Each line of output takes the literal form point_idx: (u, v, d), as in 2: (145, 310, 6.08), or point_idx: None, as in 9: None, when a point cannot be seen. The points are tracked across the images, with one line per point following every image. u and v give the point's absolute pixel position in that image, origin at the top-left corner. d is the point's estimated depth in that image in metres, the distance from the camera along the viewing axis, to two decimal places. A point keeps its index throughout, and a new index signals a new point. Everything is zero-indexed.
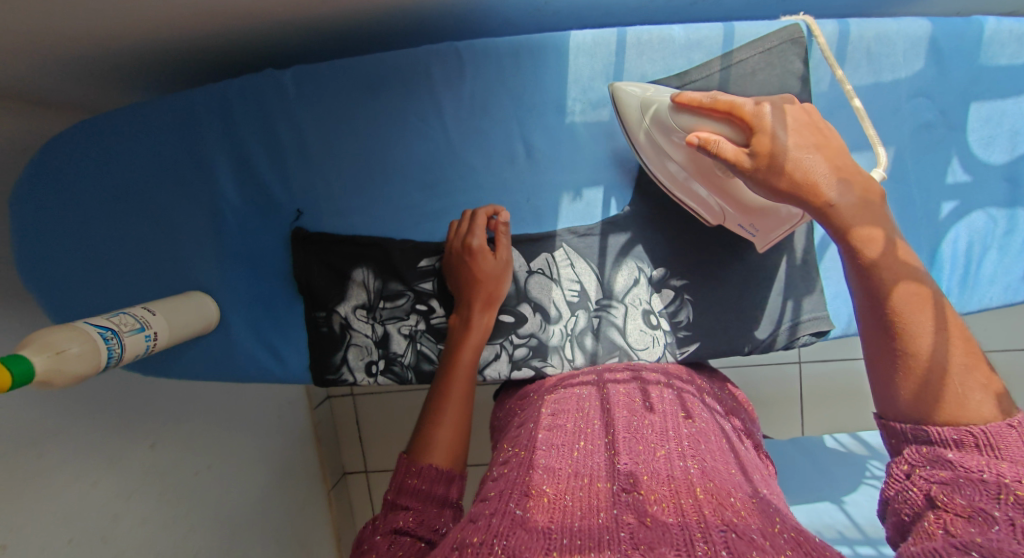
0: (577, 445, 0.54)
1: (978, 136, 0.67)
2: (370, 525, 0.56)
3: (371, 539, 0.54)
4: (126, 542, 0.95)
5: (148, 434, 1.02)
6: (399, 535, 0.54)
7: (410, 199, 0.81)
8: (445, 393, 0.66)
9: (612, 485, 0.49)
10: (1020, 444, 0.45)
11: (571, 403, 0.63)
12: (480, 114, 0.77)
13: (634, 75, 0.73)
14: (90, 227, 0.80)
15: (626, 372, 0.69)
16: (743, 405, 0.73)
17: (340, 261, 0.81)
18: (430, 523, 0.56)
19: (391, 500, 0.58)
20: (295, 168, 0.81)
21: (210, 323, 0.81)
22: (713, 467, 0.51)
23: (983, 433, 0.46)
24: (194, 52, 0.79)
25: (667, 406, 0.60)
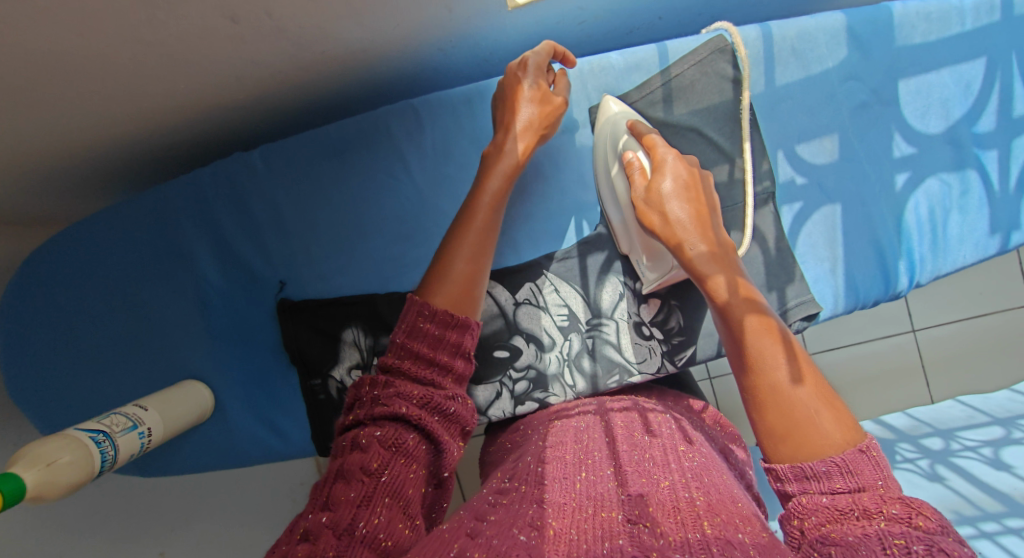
0: (578, 480, 0.52)
1: (913, 108, 0.70)
2: (369, 394, 0.50)
3: (371, 433, 0.48)
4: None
5: (158, 542, 0.99)
6: (401, 425, 0.48)
7: (390, 252, 0.82)
8: (461, 240, 0.60)
9: (618, 514, 0.46)
10: (872, 467, 0.43)
11: (569, 437, 0.63)
12: (446, 160, 0.80)
13: (583, 104, 0.76)
14: (75, 333, 0.80)
15: (628, 401, 0.71)
16: (736, 441, 0.73)
17: (329, 325, 0.82)
18: (434, 406, 0.50)
19: (402, 342, 0.52)
20: (273, 241, 0.82)
21: (205, 410, 0.80)
22: (719, 499, 0.48)
23: (842, 462, 0.43)
24: (164, 150, 0.82)
25: (663, 439, 0.58)
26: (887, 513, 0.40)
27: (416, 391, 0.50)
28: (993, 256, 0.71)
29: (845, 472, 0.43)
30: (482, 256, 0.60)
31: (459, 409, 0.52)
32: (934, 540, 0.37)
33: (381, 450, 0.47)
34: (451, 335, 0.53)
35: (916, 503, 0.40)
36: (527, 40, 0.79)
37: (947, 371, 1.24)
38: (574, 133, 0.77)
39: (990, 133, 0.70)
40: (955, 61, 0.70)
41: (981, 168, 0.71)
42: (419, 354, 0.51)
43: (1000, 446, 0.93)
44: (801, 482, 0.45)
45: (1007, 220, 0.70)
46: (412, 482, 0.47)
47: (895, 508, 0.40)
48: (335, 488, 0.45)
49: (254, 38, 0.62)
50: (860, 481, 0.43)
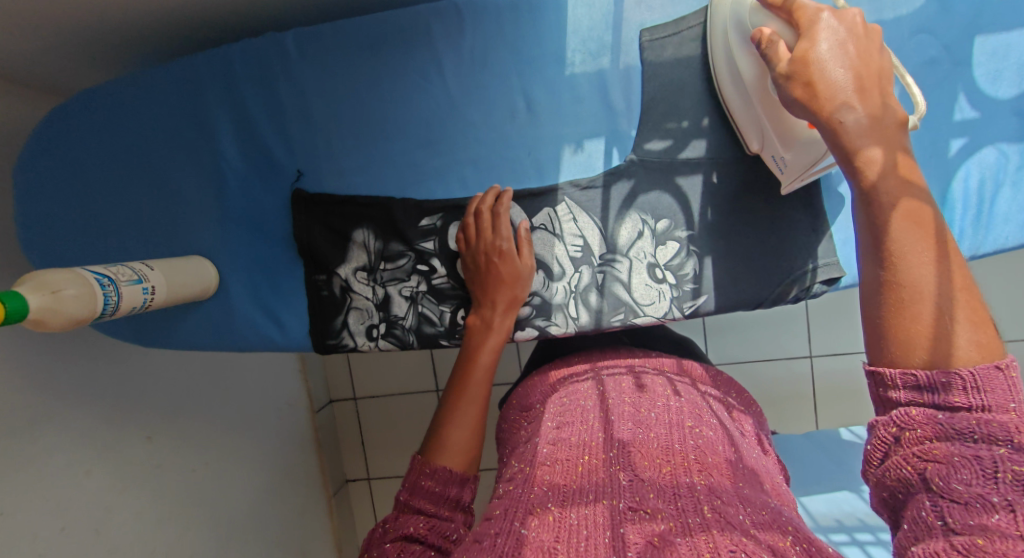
0: (579, 460, 0.52)
1: (984, 71, 0.63)
2: (382, 529, 0.61)
3: (384, 548, 0.59)
4: (120, 538, 0.92)
5: (145, 426, 1.00)
6: (410, 542, 0.59)
7: (411, 157, 0.80)
8: (458, 411, 0.69)
9: (617, 502, 0.46)
10: (1003, 388, 0.42)
11: (577, 414, 0.60)
12: (481, 68, 0.76)
13: (633, 24, 0.72)
14: (91, 194, 0.80)
15: (622, 365, 0.74)
16: (753, 407, 0.74)
17: (342, 222, 0.81)
18: (437, 531, 0.60)
19: (405, 501, 0.63)
20: (297, 129, 0.81)
21: (209, 287, 0.80)
22: (719, 482, 0.49)
23: (972, 377, 0.42)
24: (201, 23, 0.80)
25: (670, 417, 0.57)
26: (1014, 443, 0.39)
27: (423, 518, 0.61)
28: None
29: (971, 389, 0.42)
30: (481, 427, 0.69)
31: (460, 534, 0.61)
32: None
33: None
34: (449, 488, 0.63)
35: None
36: None
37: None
38: (619, 55, 0.73)
39: None
40: None
41: None
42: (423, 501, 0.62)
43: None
44: (915, 393, 0.44)
45: None
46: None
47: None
48: None
49: None
50: (986, 400, 0.42)
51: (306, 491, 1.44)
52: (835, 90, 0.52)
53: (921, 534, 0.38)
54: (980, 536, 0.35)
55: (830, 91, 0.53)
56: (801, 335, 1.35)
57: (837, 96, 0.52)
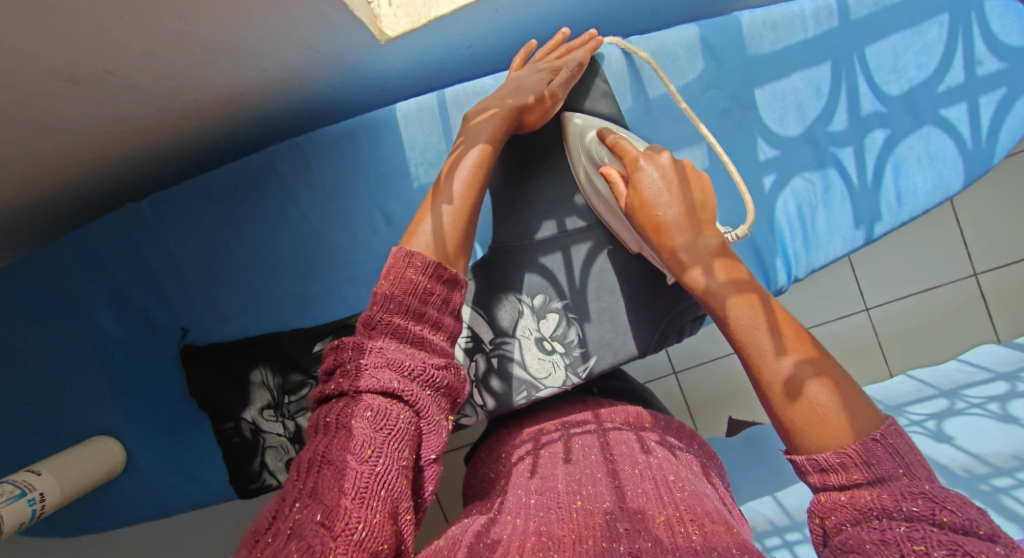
0: (574, 509, 0.52)
1: (770, 113, 0.70)
2: (352, 364, 0.47)
3: (358, 411, 0.44)
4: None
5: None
6: (390, 398, 0.45)
7: (291, 289, 0.82)
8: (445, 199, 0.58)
9: (619, 547, 0.45)
10: (889, 456, 0.42)
11: (555, 468, 0.61)
12: (336, 194, 0.80)
13: (462, 130, 0.77)
14: None
15: (528, 438, 0.72)
16: (712, 458, 0.72)
17: (235, 367, 0.82)
18: (421, 379, 0.47)
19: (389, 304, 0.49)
20: (172, 290, 0.82)
21: (115, 466, 0.80)
22: (713, 531, 0.47)
23: (858, 452, 0.42)
24: (57, 212, 0.82)
25: (654, 472, 0.57)
26: (906, 512, 0.39)
27: (409, 362, 0.47)
28: (861, 246, 0.72)
29: (863, 464, 0.42)
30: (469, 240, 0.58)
31: (449, 379, 0.49)
32: (957, 543, 0.35)
33: (371, 429, 0.43)
34: (436, 292, 0.51)
35: (935, 497, 0.39)
36: (412, 71, 0.80)
37: (903, 346, 1.25)
38: None
39: (846, 130, 0.70)
40: (807, 66, 0.70)
41: (840, 165, 0.71)
42: (402, 326, 0.48)
43: (1007, 400, 0.92)
44: (823, 480, 0.43)
45: (870, 210, 0.71)
46: (403, 469, 0.43)
47: (915, 505, 0.39)
48: (323, 477, 0.41)
49: (107, 97, 0.62)
50: (878, 472, 0.41)
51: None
52: (663, 230, 0.55)
53: None
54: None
55: (660, 233, 0.56)
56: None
57: (666, 237, 0.55)
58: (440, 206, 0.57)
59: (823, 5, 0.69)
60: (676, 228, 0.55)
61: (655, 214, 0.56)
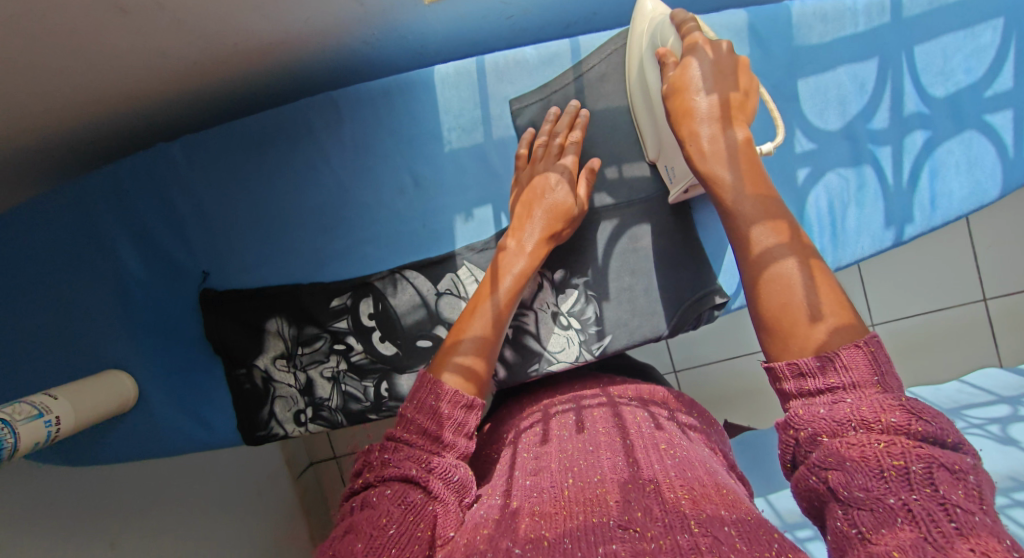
0: (564, 488, 0.52)
1: (811, 105, 0.70)
2: (378, 459, 0.52)
3: (381, 492, 0.49)
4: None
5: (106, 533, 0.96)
6: (411, 487, 0.50)
7: (313, 243, 0.82)
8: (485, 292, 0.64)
9: (609, 520, 0.46)
10: (867, 364, 0.42)
11: (555, 445, 0.61)
12: (365, 152, 0.79)
13: (498, 97, 0.76)
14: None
15: (538, 411, 0.72)
16: (713, 424, 0.73)
17: (253, 316, 0.83)
18: (439, 471, 0.51)
19: (412, 415, 0.54)
20: (196, 234, 0.82)
21: (127, 401, 0.80)
22: (703, 494, 0.49)
23: (843, 364, 0.42)
24: (88, 146, 0.82)
25: (648, 440, 0.58)
26: (883, 422, 0.39)
27: (426, 456, 0.52)
28: (889, 247, 0.72)
29: (839, 370, 0.42)
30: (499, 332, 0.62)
31: (462, 476, 0.53)
32: (935, 457, 0.36)
33: (389, 506, 0.48)
34: (457, 408, 0.56)
35: (913, 407, 0.39)
36: (453, 34, 0.80)
37: (907, 362, 1.25)
38: (489, 126, 0.76)
39: (886, 129, 0.70)
40: (852, 61, 0.69)
41: (876, 163, 0.70)
42: (425, 426, 0.53)
43: (1008, 423, 0.92)
44: (801, 392, 0.43)
45: (902, 213, 0.71)
46: (417, 540, 0.46)
47: (893, 415, 0.39)
48: (344, 541, 0.45)
49: (152, 30, 0.62)
50: (853, 378, 0.41)
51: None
52: (693, 115, 0.56)
53: (842, 546, 0.37)
54: (896, 548, 0.33)
55: (690, 117, 0.56)
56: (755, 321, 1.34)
57: (693, 121, 0.56)
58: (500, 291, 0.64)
59: None
60: (708, 112, 0.55)
61: (692, 97, 0.56)
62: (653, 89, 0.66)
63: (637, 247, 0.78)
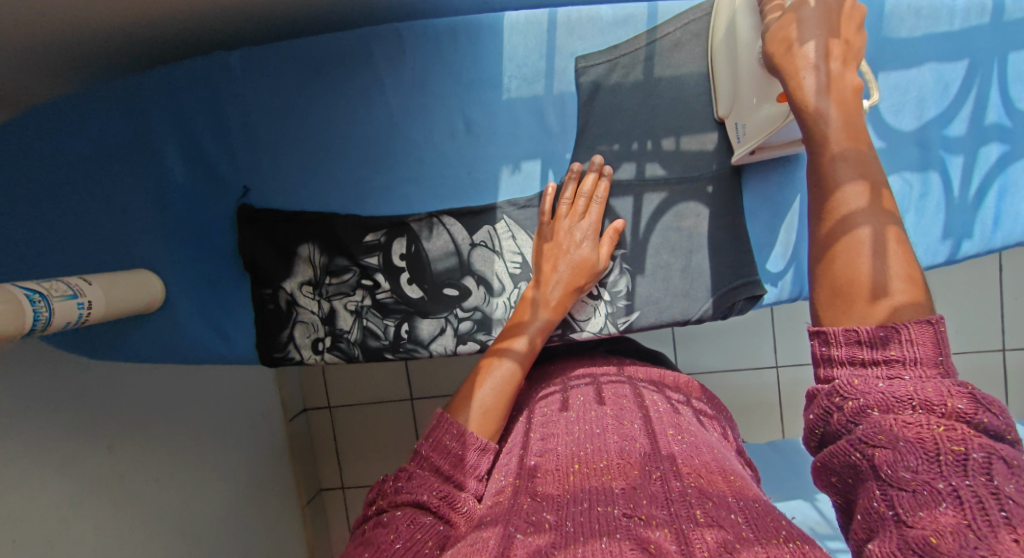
0: (570, 471, 0.58)
1: (888, 103, 0.67)
2: (391, 488, 0.59)
3: (394, 513, 0.56)
4: (76, 549, 0.90)
5: (105, 437, 0.99)
6: (421, 511, 0.57)
7: (356, 175, 0.82)
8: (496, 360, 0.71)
9: (612, 509, 0.51)
10: (933, 347, 0.43)
11: (560, 426, 0.68)
12: (423, 91, 0.78)
13: (565, 52, 0.74)
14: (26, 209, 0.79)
15: (557, 385, 0.81)
16: (722, 410, 0.83)
17: (287, 239, 0.83)
18: (448, 500, 0.58)
19: (425, 454, 0.62)
20: (242, 148, 0.82)
21: (154, 302, 0.81)
22: (710, 481, 0.54)
23: (908, 337, 0.43)
24: (145, 42, 0.80)
25: (650, 427, 0.64)
26: (948, 407, 0.40)
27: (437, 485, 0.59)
28: (941, 263, 0.70)
29: (902, 344, 0.43)
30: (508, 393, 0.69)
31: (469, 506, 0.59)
32: (993, 449, 0.37)
33: (400, 524, 0.54)
34: (467, 452, 0.62)
35: (980, 397, 0.39)
36: None
37: None
38: (552, 80, 0.75)
39: (962, 138, 0.67)
40: (939, 60, 0.66)
41: (944, 171, 0.68)
42: (438, 464, 0.61)
43: None
44: (859, 361, 0.45)
45: (961, 227, 0.68)
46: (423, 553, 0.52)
47: (959, 403, 0.40)
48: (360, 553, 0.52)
49: None
50: (916, 355, 0.43)
51: (277, 503, 1.44)
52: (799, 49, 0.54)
53: (875, 523, 0.38)
54: (934, 533, 0.34)
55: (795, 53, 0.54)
56: (768, 344, 1.40)
57: (798, 57, 0.54)
58: (507, 365, 0.70)
59: (977, 2, 0.65)
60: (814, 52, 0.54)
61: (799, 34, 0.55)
62: (744, 32, 0.63)
63: (680, 226, 0.76)
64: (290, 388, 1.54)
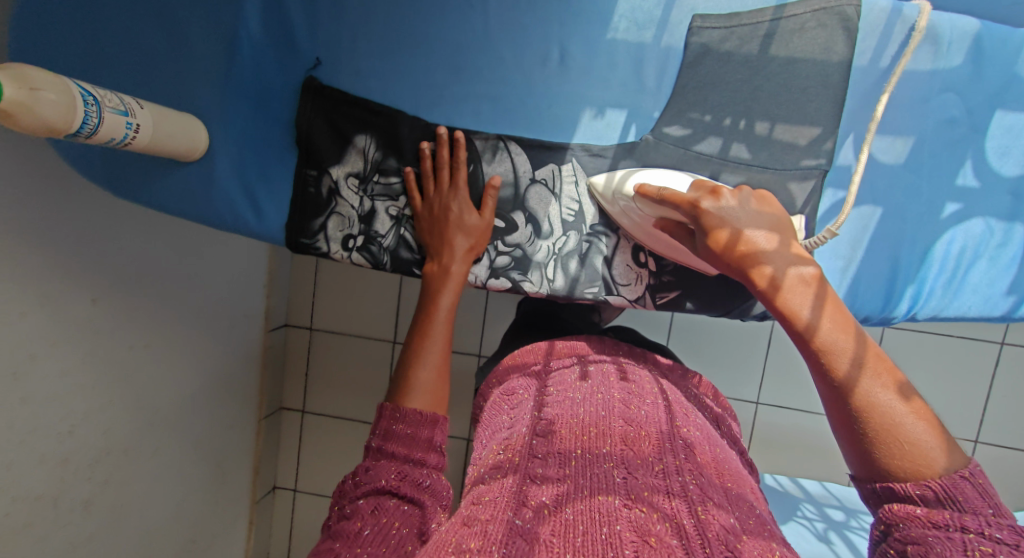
0: (572, 456, 0.55)
1: (995, 143, 0.70)
2: (350, 485, 0.55)
3: (356, 504, 0.52)
4: (37, 389, 0.87)
5: (92, 287, 0.94)
6: (384, 497, 0.53)
7: (435, 79, 0.78)
8: (424, 345, 0.68)
9: (614, 499, 0.49)
10: (976, 494, 0.44)
11: (563, 407, 0.63)
12: (527, 9, 0.74)
13: (685, 6, 0.71)
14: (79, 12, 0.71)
15: (572, 357, 0.78)
16: (727, 408, 0.80)
17: (346, 124, 0.79)
18: (410, 479, 0.55)
19: (378, 446, 0.58)
20: (326, 18, 0.78)
21: (194, 150, 0.76)
22: (710, 483, 0.53)
23: (943, 487, 0.45)
24: None
25: (660, 415, 0.62)
26: (987, 534, 0.41)
27: (395, 469, 0.56)
28: (995, 317, 0.73)
29: (947, 500, 0.44)
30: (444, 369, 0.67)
31: (434, 482, 0.56)
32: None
33: (365, 514, 0.51)
34: (422, 432, 0.60)
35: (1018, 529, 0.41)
36: None
37: None
38: (663, 32, 0.72)
39: None
40: None
41: None
42: (394, 452, 0.58)
43: None
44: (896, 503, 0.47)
45: None
46: (391, 535, 0.49)
47: (998, 532, 0.41)
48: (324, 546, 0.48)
49: None
50: (963, 506, 0.44)
51: (237, 403, 1.41)
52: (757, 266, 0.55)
53: None
54: None
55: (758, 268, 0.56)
56: (756, 377, 1.40)
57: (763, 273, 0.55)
58: (425, 358, 0.67)
59: None
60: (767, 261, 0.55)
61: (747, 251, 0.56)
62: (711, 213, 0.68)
63: None
64: (279, 296, 1.49)
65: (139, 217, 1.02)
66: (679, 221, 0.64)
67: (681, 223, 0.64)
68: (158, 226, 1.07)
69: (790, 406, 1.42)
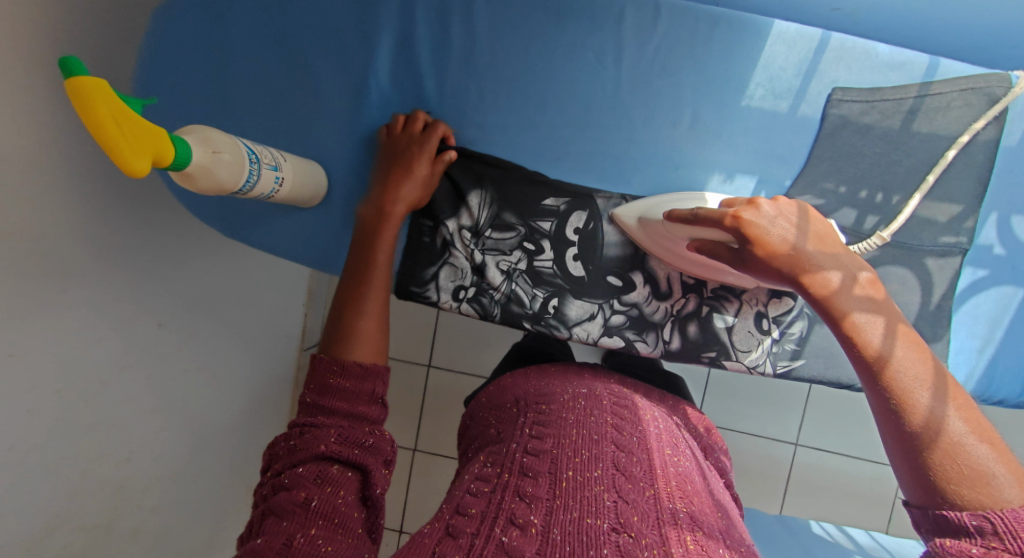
0: (563, 477, 0.51)
1: None
2: (285, 448, 0.52)
3: (295, 473, 0.49)
4: (103, 417, 0.79)
5: (160, 312, 0.87)
6: (326, 463, 0.50)
7: (561, 137, 0.77)
8: (364, 295, 0.64)
9: (603, 522, 0.47)
10: None
11: (556, 423, 0.58)
12: (661, 73, 0.73)
13: (826, 77, 0.71)
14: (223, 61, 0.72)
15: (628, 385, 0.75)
16: (715, 438, 0.76)
17: (463, 178, 0.77)
18: (353, 440, 0.52)
19: (311, 401, 0.55)
20: (455, 72, 0.75)
21: (317, 196, 0.76)
22: (700, 511, 0.52)
23: (1005, 520, 0.43)
24: None
25: (650, 442, 0.59)
26: None
27: (334, 430, 0.52)
28: None
29: (1006, 534, 0.43)
30: (384, 319, 0.65)
31: (377, 440, 0.54)
32: None
33: (308, 482, 0.48)
34: (360, 390, 0.56)
35: None
36: None
37: None
38: (800, 102, 0.72)
39: None
40: None
41: None
42: (333, 407, 0.54)
43: None
44: (948, 534, 0.46)
45: None
46: (328, 506, 0.47)
47: None
48: (268, 522, 0.46)
49: None
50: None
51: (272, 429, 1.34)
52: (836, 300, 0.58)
53: None
54: None
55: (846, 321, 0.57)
56: (798, 420, 1.36)
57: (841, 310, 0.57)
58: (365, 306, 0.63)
59: None
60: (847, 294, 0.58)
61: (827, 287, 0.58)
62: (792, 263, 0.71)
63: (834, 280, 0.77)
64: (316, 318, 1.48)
65: (215, 242, 0.98)
66: (716, 238, 0.65)
67: (717, 239, 0.65)
68: (228, 251, 1.03)
69: (833, 451, 1.37)
